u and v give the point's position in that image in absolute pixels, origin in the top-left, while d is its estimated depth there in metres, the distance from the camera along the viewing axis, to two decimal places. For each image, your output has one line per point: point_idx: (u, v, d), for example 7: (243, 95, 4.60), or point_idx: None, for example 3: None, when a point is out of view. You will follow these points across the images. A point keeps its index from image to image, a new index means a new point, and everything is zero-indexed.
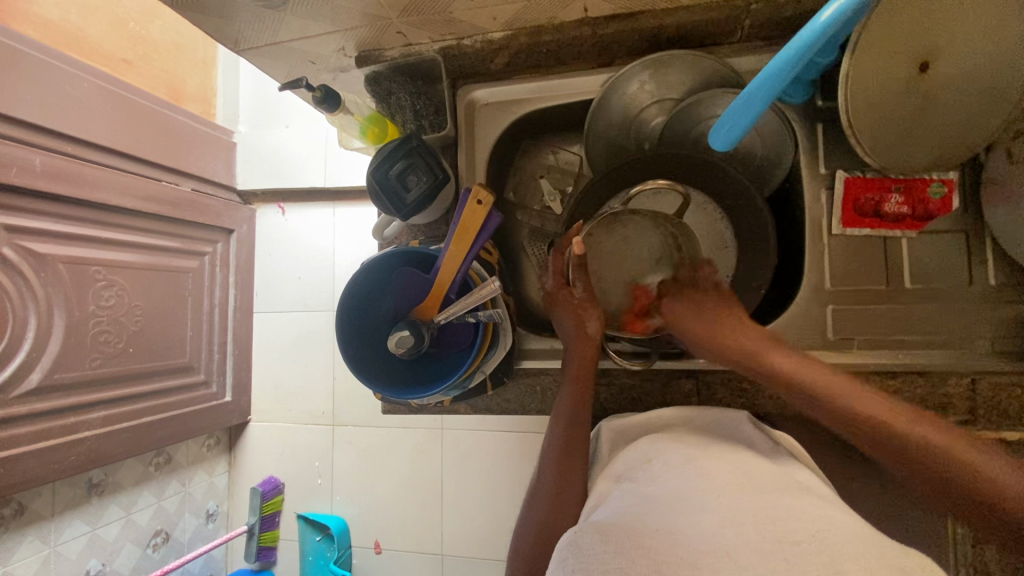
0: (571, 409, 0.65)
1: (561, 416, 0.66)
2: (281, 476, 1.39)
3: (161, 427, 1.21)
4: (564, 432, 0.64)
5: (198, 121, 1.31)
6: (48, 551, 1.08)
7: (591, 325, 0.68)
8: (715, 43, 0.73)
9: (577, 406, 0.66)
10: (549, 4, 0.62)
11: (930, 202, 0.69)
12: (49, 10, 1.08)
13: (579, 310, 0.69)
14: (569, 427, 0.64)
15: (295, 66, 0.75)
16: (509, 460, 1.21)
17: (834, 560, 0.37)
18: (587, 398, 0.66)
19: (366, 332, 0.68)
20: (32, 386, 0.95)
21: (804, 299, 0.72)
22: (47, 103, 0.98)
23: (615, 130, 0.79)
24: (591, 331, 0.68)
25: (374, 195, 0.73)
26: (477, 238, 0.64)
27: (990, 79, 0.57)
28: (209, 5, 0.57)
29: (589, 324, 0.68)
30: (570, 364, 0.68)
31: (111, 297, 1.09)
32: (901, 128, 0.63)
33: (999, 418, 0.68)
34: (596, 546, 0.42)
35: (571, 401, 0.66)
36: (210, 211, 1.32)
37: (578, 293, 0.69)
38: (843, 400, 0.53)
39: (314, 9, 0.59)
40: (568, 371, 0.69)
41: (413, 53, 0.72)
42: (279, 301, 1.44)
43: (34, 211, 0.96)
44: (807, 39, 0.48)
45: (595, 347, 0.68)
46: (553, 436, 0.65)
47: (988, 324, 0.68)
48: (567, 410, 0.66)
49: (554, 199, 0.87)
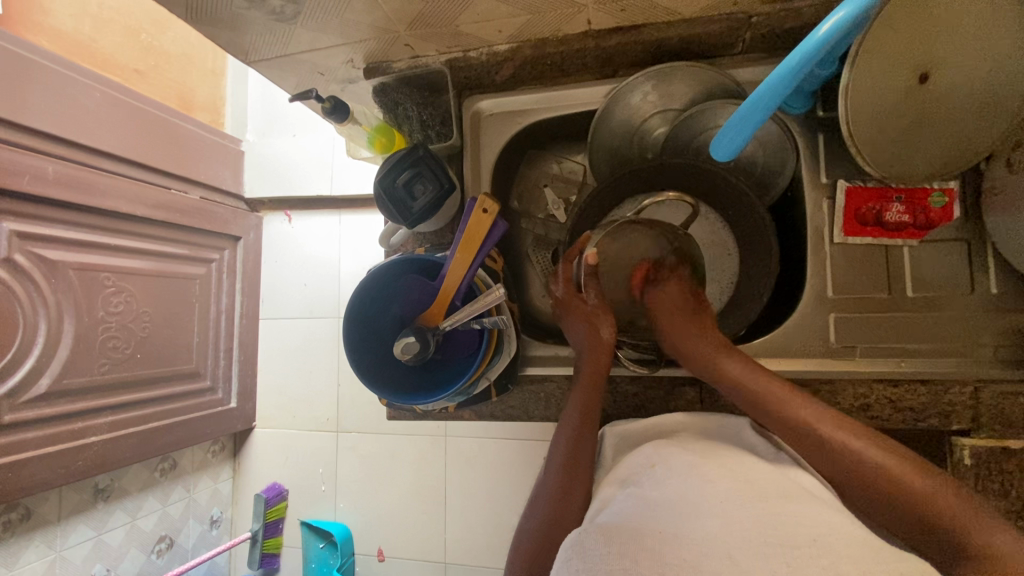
0: (582, 413, 0.65)
1: (570, 420, 0.66)
2: (285, 483, 1.39)
3: (168, 432, 1.22)
4: (573, 436, 0.64)
5: (208, 131, 1.34)
6: (53, 556, 1.08)
7: (605, 332, 0.69)
8: (718, 54, 0.74)
9: (587, 409, 0.65)
10: (553, 17, 0.63)
11: (932, 211, 0.70)
12: (61, 22, 1.12)
13: (591, 317, 0.71)
14: (581, 428, 0.65)
15: (305, 77, 0.77)
16: (512, 468, 1.21)
17: (833, 563, 0.38)
18: (598, 401, 0.66)
19: (373, 337, 0.69)
20: (41, 391, 0.96)
21: (806, 307, 0.73)
22: (61, 113, 1.00)
23: (617, 139, 0.81)
24: (606, 337, 0.69)
25: (382, 204, 0.74)
26: (482, 246, 0.65)
27: (986, 89, 0.59)
28: (220, 18, 0.58)
29: (603, 331, 0.69)
30: (583, 369, 0.69)
31: (119, 303, 1.10)
32: (901, 139, 0.63)
33: (1003, 426, 0.67)
34: (599, 549, 0.43)
35: (580, 406, 0.66)
36: (219, 219, 1.34)
37: (590, 302, 0.72)
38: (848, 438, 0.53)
39: (324, 22, 0.61)
40: (580, 380, 0.68)
41: (420, 64, 0.74)
42: (284, 308, 1.45)
43: (46, 219, 0.98)
44: (808, 51, 0.49)
45: (609, 352, 0.68)
46: (560, 439, 0.65)
47: (991, 332, 0.68)
48: (577, 414, 0.65)
49: (559, 208, 0.88)
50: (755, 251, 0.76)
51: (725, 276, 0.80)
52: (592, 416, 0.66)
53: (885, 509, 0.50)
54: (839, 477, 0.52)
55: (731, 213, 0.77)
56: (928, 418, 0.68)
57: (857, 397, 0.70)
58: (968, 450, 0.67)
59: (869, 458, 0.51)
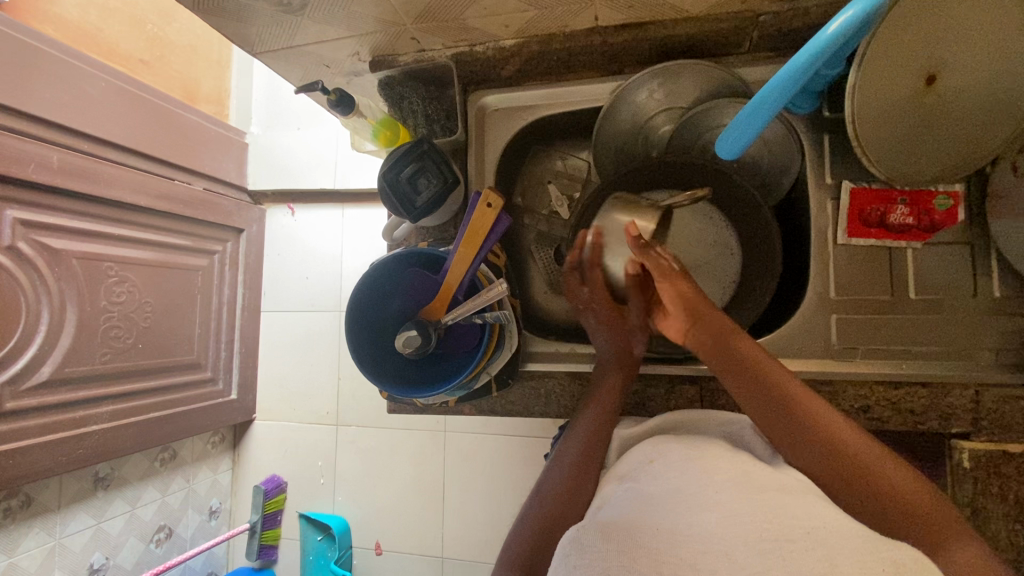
0: (600, 414, 0.67)
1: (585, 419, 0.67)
2: (285, 475, 1.40)
3: (168, 422, 1.22)
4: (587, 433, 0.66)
5: (213, 122, 1.34)
6: (53, 543, 1.09)
7: (637, 346, 0.70)
8: (725, 53, 0.74)
9: (608, 410, 0.67)
10: (561, 13, 0.63)
11: (937, 213, 0.70)
12: (68, 11, 1.12)
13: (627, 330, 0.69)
14: (595, 421, 0.66)
15: (311, 70, 0.77)
16: (511, 464, 1.21)
17: (829, 555, 0.39)
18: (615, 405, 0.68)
19: (375, 330, 0.69)
20: (43, 378, 0.97)
21: (808, 308, 0.73)
22: (66, 102, 1.00)
23: (621, 138, 0.81)
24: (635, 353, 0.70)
25: (383, 197, 0.74)
26: (486, 239, 0.65)
27: (993, 93, 0.58)
28: (227, 8, 0.58)
29: (636, 347, 0.70)
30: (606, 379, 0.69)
31: (122, 293, 1.11)
32: (907, 142, 0.63)
33: (1001, 429, 0.67)
34: (597, 543, 0.44)
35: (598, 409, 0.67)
36: (221, 210, 1.34)
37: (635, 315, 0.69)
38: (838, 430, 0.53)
39: (331, 14, 0.61)
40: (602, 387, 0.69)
41: (427, 58, 0.74)
42: (285, 300, 1.45)
43: (50, 208, 0.98)
44: (813, 54, 0.49)
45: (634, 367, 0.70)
46: (575, 438, 0.66)
47: (991, 335, 0.68)
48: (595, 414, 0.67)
49: (563, 204, 0.88)
50: (757, 250, 0.76)
51: (728, 275, 0.79)
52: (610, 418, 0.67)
53: (861, 499, 0.49)
54: (819, 466, 0.52)
55: (734, 212, 0.77)
56: (929, 421, 0.68)
57: (857, 399, 0.69)
58: (966, 453, 0.67)
59: (852, 444, 0.52)
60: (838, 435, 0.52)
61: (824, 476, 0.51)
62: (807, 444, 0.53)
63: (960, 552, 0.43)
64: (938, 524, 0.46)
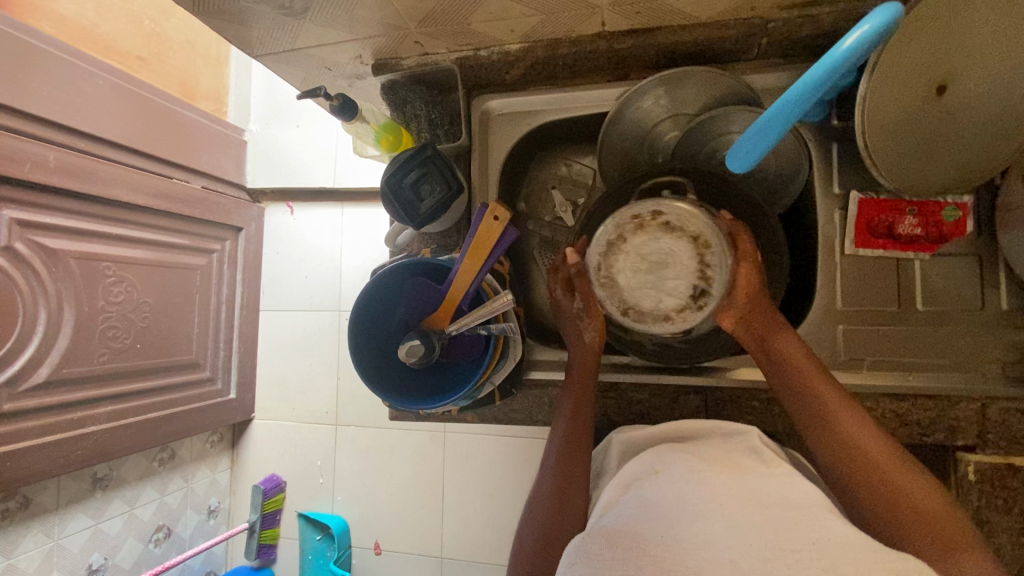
0: (571, 412, 0.66)
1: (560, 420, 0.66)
2: (283, 475, 1.40)
3: (166, 422, 1.22)
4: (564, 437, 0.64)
5: (211, 120, 1.32)
6: (52, 544, 1.08)
7: (590, 333, 0.68)
8: (733, 60, 0.73)
9: (579, 407, 0.66)
10: (567, 18, 0.62)
11: (944, 224, 0.69)
12: (65, 7, 1.11)
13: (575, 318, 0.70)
14: (570, 426, 0.65)
15: (312, 72, 0.76)
16: (510, 465, 1.21)
17: (832, 565, 0.40)
18: (585, 398, 0.66)
19: (378, 337, 0.68)
20: (42, 379, 0.96)
21: (814, 318, 0.72)
22: (63, 100, 0.99)
23: (627, 141, 0.79)
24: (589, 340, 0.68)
25: (386, 202, 0.73)
26: (492, 252, 0.65)
27: (1005, 104, 0.58)
28: (228, 11, 0.57)
29: (587, 334, 0.68)
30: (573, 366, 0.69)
31: (120, 293, 1.10)
32: (917, 152, 0.62)
33: (1009, 444, 0.67)
34: (604, 552, 0.44)
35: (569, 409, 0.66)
36: (220, 209, 1.33)
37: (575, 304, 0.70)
38: (858, 435, 0.53)
39: (333, 18, 0.60)
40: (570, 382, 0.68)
41: (430, 62, 0.72)
42: (284, 300, 1.44)
43: (47, 207, 0.97)
44: (831, 63, 0.46)
45: (594, 354, 0.68)
46: (551, 444, 0.65)
47: (998, 347, 0.68)
48: (568, 412, 0.66)
49: (566, 210, 0.86)
50: None
51: None
52: (582, 415, 0.65)
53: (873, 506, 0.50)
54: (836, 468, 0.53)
55: None
56: (935, 434, 0.68)
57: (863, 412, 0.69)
58: (972, 466, 0.68)
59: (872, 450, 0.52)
60: (859, 441, 0.53)
61: (841, 477, 0.53)
62: (828, 444, 0.54)
63: (969, 564, 0.45)
64: (950, 538, 0.46)
